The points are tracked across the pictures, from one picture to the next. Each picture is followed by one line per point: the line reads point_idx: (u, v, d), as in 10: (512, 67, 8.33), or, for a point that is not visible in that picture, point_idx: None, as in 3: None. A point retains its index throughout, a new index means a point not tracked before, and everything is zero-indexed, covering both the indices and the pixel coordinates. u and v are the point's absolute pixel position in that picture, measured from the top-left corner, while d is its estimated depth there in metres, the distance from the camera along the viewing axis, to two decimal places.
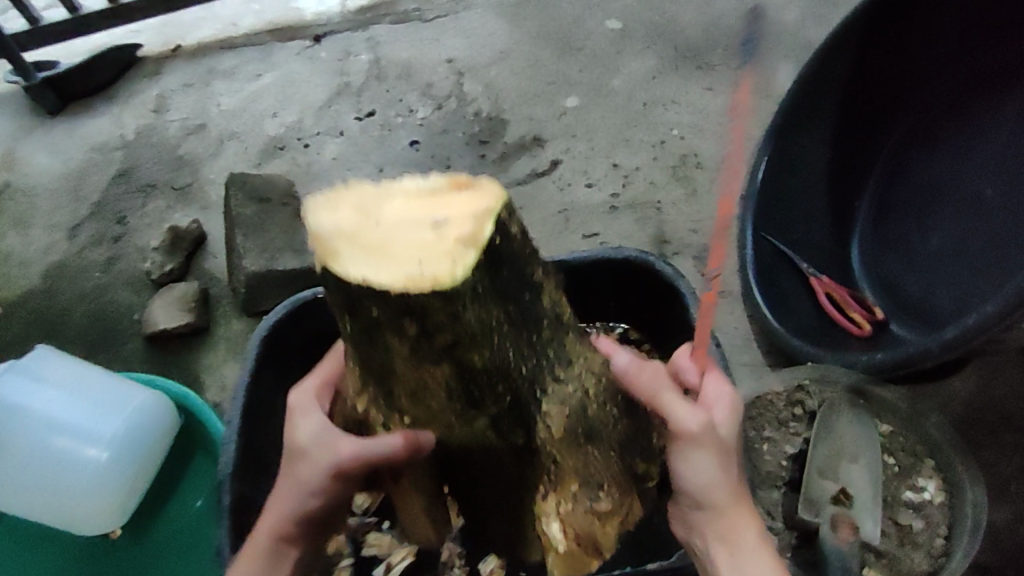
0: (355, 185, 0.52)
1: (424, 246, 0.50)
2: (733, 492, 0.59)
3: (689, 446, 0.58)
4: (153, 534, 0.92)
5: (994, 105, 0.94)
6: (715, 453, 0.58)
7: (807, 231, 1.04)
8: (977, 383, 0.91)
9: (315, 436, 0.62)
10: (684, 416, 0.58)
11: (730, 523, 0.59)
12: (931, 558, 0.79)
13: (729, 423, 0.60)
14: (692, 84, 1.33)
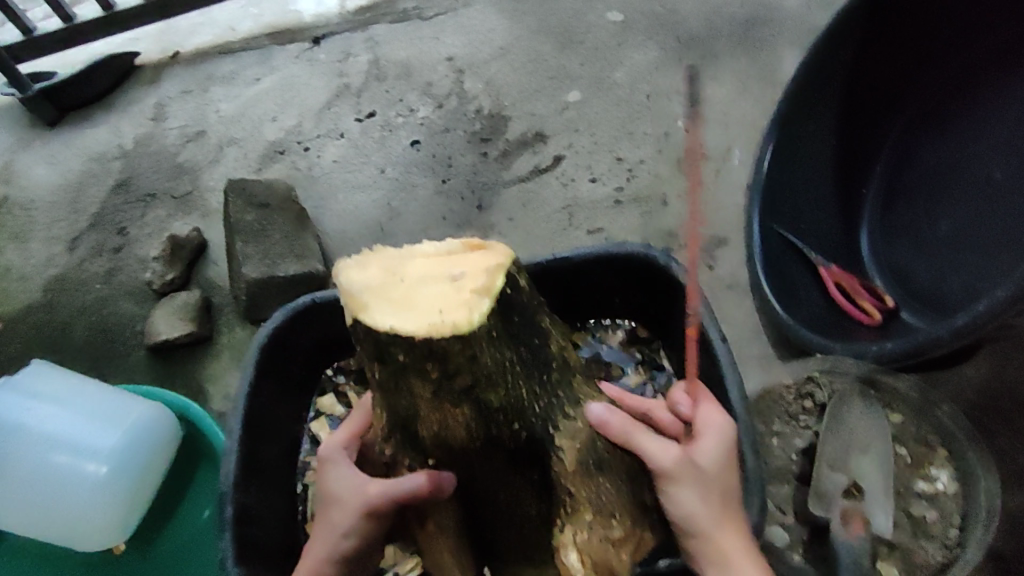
0: (382, 251, 0.58)
1: (443, 297, 0.53)
2: (722, 520, 0.60)
3: (666, 480, 0.61)
4: (162, 547, 0.93)
5: (1001, 87, 0.93)
6: (694, 484, 0.60)
7: (814, 220, 1.02)
8: (991, 368, 0.86)
9: (349, 483, 0.65)
10: (656, 452, 0.61)
11: (721, 550, 0.59)
12: (945, 550, 0.77)
13: (715, 450, 0.61)
14: (696, 74, 1.31)
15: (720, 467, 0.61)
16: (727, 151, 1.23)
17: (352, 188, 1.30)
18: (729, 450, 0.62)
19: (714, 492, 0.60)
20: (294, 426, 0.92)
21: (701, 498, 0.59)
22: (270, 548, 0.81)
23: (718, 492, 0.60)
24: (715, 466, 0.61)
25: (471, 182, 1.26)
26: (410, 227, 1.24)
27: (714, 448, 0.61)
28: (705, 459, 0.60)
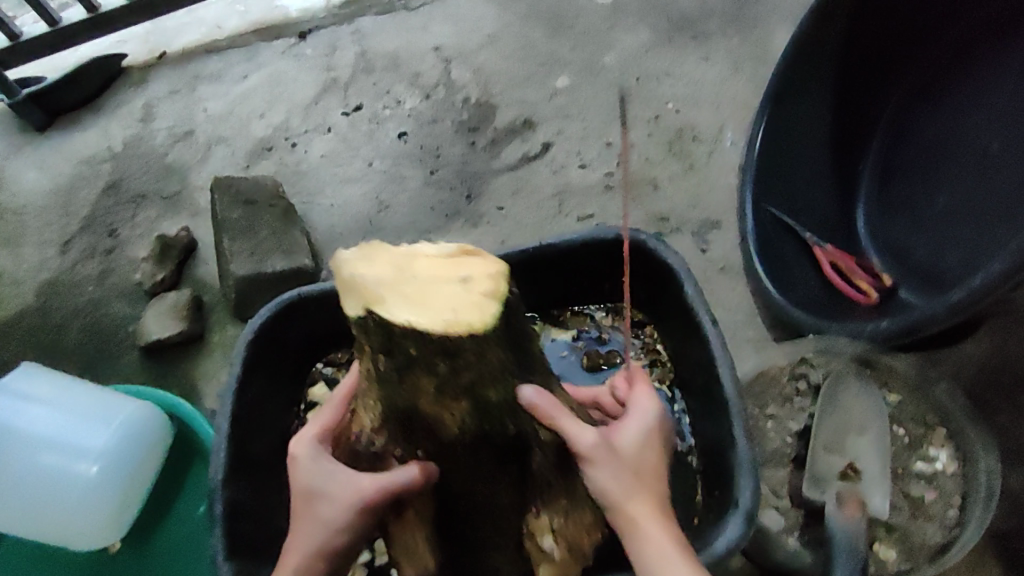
0: (386, 248, 0.57)
1: (453, 298, 0.54)
2: (639, 496, 0.58)
3: (588, 462, 0.58)
4: (161, 541, 0.93)
5: (998, 56, 0.89)
6: (610, 460, 0.58)
7: (809, 199, 1.00)
8: (991, 346, 0.88)
9: (333, 477, 0.62)
10: (578, 432, 0.58)
11: (636, 526, 0.57)
12: (945, 530, 0.75)
13: (637, 433, 0.60)
14: (687, 55, 1.29)
15: (639, 446, 0.60)
16: (719, 131, 1.21)
17: (341, 182, 1.28)
18: (652, 431, 0.61)
19: (630, 469, 0.58)
20: (281, 423, 0.92)
21: (615, 472, 0.58)
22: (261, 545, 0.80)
23: (636, 469, 0.59)
24: (634, 444, 0.60)
25: (460, 173, 1.25)
26: (399, 219, 1.23)
27: (635, 427, 0.61)
28: (624, 436, 0.60)
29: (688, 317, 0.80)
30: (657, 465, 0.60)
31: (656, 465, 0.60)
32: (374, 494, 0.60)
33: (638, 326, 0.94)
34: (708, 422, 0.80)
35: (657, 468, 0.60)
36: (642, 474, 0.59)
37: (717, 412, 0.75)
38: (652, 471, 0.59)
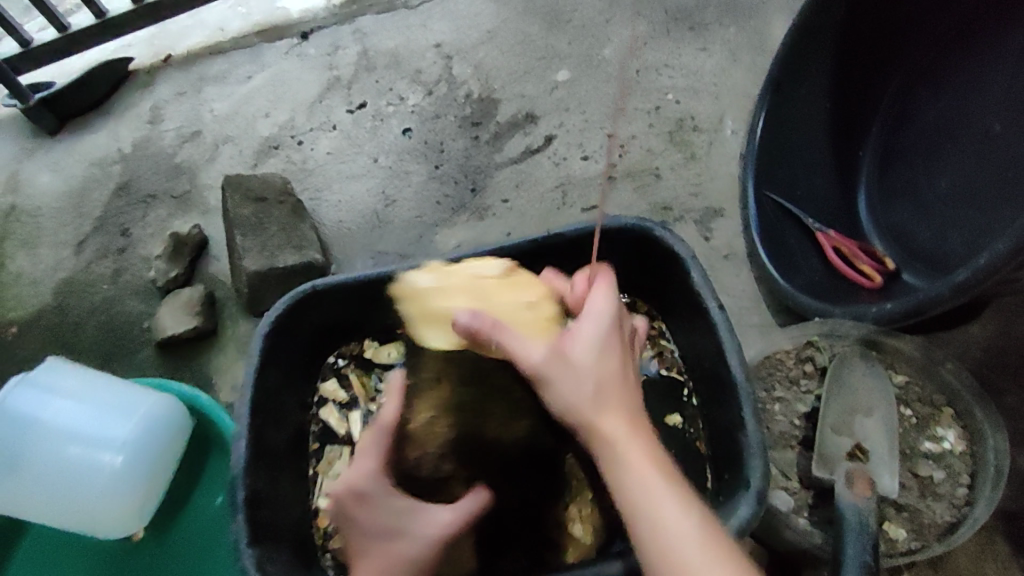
0: (455, 282, 0.70)
1: (523, 321, 0.67)
2: (603, 406, 0.59)
3: (541, 378, 0.60)
4: (186, 527, 0.97)
5: (1000, 37, 0.89)
6: (566, 374, 0.60)
7: (809, 185, 1.01)
8: (997, 327, 0.88)
9: (409, 515, 0.64)
10: (524, 352, 0.61)
11: (606, 439, 0.58)
12: (954, 509, 0.76)
13: (589, 343, 0.61)
14: (687, 46, 1.29)
15: (594, 355, 0.60)
16: (720, 121, 1.22)
17: (346, 178, 1.30)
18: (607, 337, 0.62)
19: (589, 380, 0.59)
20: (296, 413, 0.94)
21: (573, 385, 0.59)
22: (280, 531, 0.83)
23: (593, 379, 0.59)
24: (590, 354, 0.61)
25: (464, 167, 1.26)
26: (405, 214, 1.24)
27: (589, 334, 0.61)
28: (579, 346, 0.61)
29: (696, 302, 0.81)
30: (619, 372, 0.61)
31: (616, 372, 0.61)
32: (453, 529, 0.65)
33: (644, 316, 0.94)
34: (717, 406, 0.81)
35: (619, 377, 0.61)
36: (600, 382, 0.60)
37: (727, 396, 0.76)
38: (612, 379, 0.60)
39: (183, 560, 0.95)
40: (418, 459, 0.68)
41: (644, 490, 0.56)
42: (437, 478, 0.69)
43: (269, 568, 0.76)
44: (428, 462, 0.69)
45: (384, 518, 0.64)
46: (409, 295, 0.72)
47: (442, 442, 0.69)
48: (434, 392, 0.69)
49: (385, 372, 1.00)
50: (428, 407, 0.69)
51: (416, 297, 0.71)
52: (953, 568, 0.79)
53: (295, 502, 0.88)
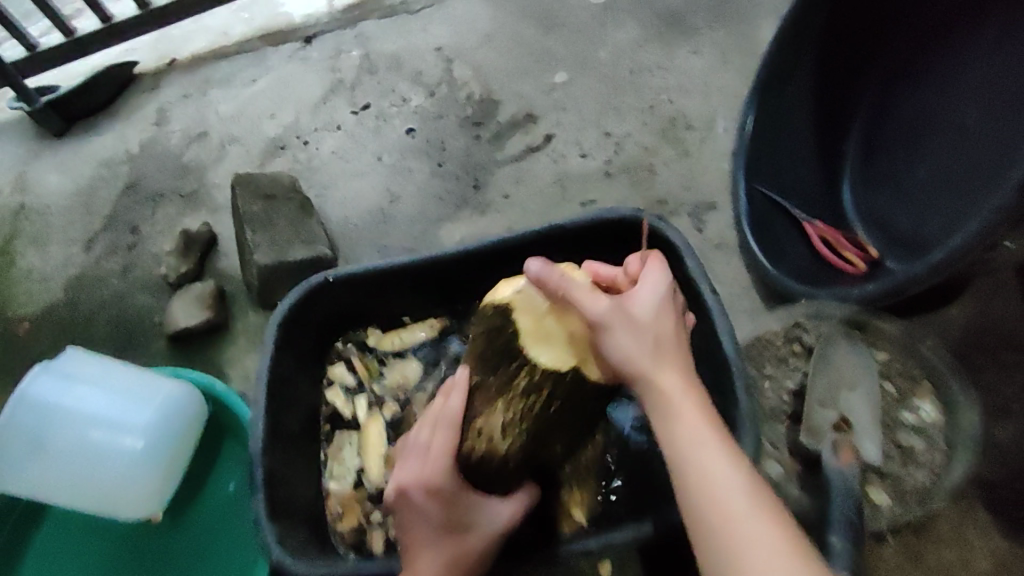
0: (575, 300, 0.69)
1: None
2: (660, 358, 0.63)
3: (601, 330, 0.64)
4: (203, 510, 1.00)
5: (975, 32, 0.93)
6: (629, 325, 0.64)
7: (795, 176, 1.06)
8: (975, 308, 0.94)
9: (473, 509, 0.75)
10: (589, 304, 0.64)
11: (662, 388, 0.63)
12: (932, 476, 0.81)
13: (650, 305, 0.65)
14: (678, 49, 1.35)
15: (657, 315, 0.65)
16: (711, 120, 1.27)
17: (352, 176, 1.34)
18: (667, 300, 0.66)
19: (649, 334, 0.64)
20: (309, 399, 0.97)
21: (634, 336, 0.63)
22: (296, 509, 0.86)
23: (654, 334, 0.64)
24: (651, 313, 0.65)
25: (466, 164, 1.31)
26: (409, 210, 1.29)
27: (651, 295, 0.66)
28: (642, 304, 0.65)
29: (688, 288, 0.86)
30: (675, 333, 0.65)
31: (673, 332, 0.65)
32: (508, 521, 0.77)
33: None
34: (712, 385, 0.85)
35: (676, 337, 0.65)
36: (660, 338, 0.64)
37: (721, 374, 0.81)
38: (670, 336, 0.65)
39: (198, 543, 0.98)
40: (483, 453, 0.74)
41: (695, 432, 0.60)
42: (495, 470, 0.76)
43: (288, 543, 0.80)
44: (492, 455, 0.74)
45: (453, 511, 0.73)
46: (518, 301, 0.70)
47: (512, 440, 0.74)
48: (504, 396, 0.72)
49: (389, 358, 1.04)
50: (499, 408, 0.73)
51: (527, 308, 0.70)
52: (936, 534, 0.83)
53: (309, 482, 0.92)
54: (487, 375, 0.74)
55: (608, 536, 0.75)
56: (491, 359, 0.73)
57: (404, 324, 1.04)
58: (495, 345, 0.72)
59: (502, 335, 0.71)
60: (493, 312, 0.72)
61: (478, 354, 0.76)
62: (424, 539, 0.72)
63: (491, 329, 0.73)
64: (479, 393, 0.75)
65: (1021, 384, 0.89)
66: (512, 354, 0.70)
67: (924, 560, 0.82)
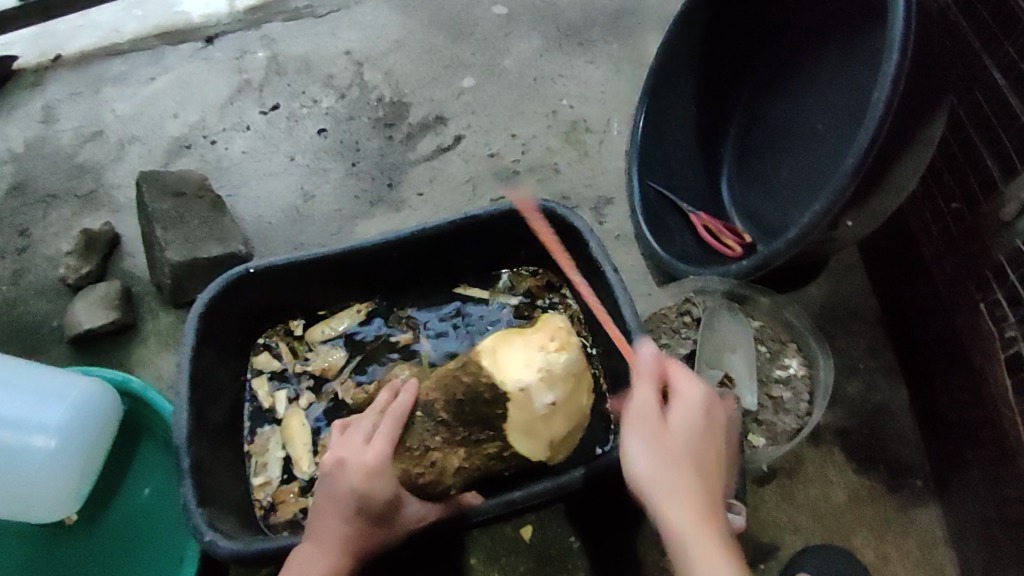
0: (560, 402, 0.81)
1: (572, 439, 0.86)
2: (683, 482, 0.68)
3: (630, 428, 0.72)
4: (128, 505, 0.98)
5: (817, 53, 1.09)
6: (653, 440, 0.70)
7: (684, 176, 1.19)
8: (830, 286, 1.12)
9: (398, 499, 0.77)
10: (636, 398, 0.73)
11: (668, 502, 0.67)
12: (798, 418, 0.96)
13: (681, 417, 0.72)
14: (576, 59, 1.44)
15: (685, 431, 0.71)
16: (608, 123, 1.38)
17: (265, 176, 1.34)
18: (700, 422, 0.72)
19: (671, 452, 0.69)
20: (231, 392, 0.98)
21: (654, 445, 0.70)
22: (224, 496, 0.87)
23: (677, 453, 0.70)
24: (681, 427, 0.71)
25: (380, 164, 1.35)
26: (325, 208, 1.31)
27: (684, 414, 0.72)
28: (672, 423, 0.72)
29: (594, 268, 0.95)
30: (700, 450, 0.71)
31: (698, 454, 0.70)
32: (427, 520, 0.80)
33: (552, 284, 1.07)
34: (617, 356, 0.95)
35: (701, 462, 0.70)
36: (683, 458, 0.69)
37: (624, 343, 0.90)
38: (694, 461, 0.70)
39: (125, 540, 0.96)
40: (432, 479, 0.79)
41: (701, 559, 0.64)
42: (435, 492, 0.80)
43: (220, 526, 0.81)
44: (436, 484, 0.80)
45: (385, 494, 0.75)
46: (518, 396, 0.78)
47: (454, 479, 0.81)
48: (467, 447, 0.81)
49: (317, 345, 1.05)
50: (459, 454, 0.81)
51: (522, 404, 0.79)
52: (803, 475, 1.01)
53: (235, 472, 0.93)
54: (456, 421, 0.80)
55: (529, 486, 0.82)
56: (466, 419, 0.80)
57: (324, 317, 1.06)
58: (475, 410, 0.80)
59: (488, 407, 0.79)
60: (486, 385, 0.78)
61: (453, 396, 0.80)
62: (343, 517, 0.75)
63: (472, 394, 0.79)
64: (443, 429, 0.80)
65: (865, 345, 1.09)
66: (490, 424, 0.80)
67: (795, 496, 1.00)
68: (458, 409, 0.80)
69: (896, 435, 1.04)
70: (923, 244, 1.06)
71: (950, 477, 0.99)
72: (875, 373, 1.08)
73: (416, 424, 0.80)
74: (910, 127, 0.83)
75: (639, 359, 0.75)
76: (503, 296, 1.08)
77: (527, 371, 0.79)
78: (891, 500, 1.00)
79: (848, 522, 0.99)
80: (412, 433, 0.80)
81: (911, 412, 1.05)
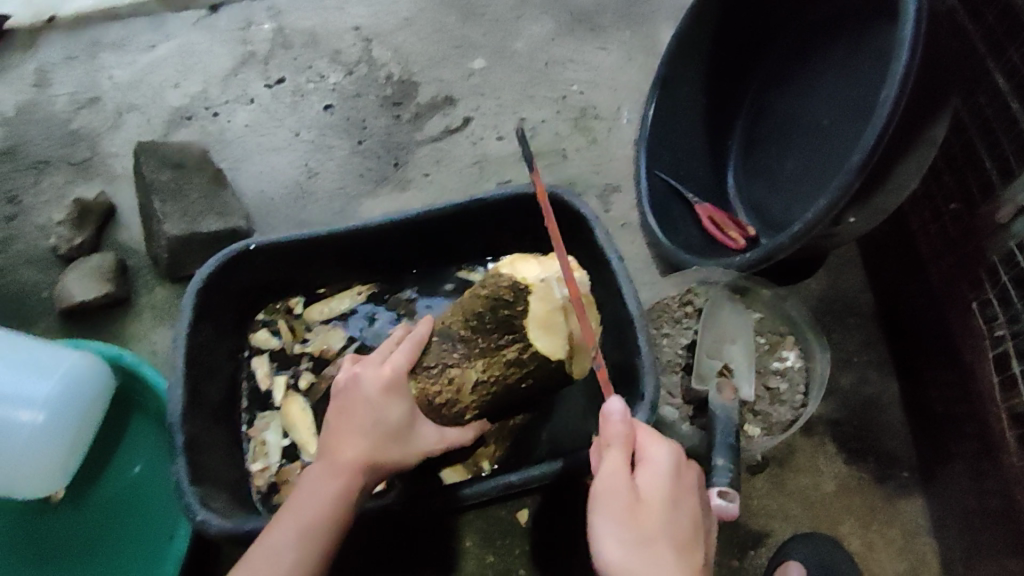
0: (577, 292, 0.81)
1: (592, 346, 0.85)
2: (657, 565, 0.62)
3: (598, 504, 0.66)
4: (120, 478, 0.98)
5: (827, 48, 1.09)
6: (621, 520, 0.64)
7: (690, 167, 1.20)
8: (828, 281, 1.14)
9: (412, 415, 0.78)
10: (603, 470, 0.67)
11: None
12: (794, 410, 0.98)
13: (653, 486, 0.67)
14: (587, 45, 1.43)
15: (658, 502, 0.66)
16: (617, 111, 1.37)
17: (268, 151, 1.33)
18: (671, 489, 0.67)
19: (644, 528, 0.64)
20: (228, 369, 0.98)
21: (626, 522, 0.64)
22: (217, 472, 0.87)
23: (648, 532, 0.64)
24: (653, 497, 0.66)
25: (386, 143, 1.34)
26: (328, 186, 1.30)
27: (652, 483, 0.67)
28: (641, 496, 0.66)
29: (598, 256, 0.95)
30: (674, 523, 0.66)
31: (673, 527, 0.65)
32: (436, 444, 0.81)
33: None
34: (615, 344, 0.96)
35: (676, 538, 0.65)
36: (654, 535, 0.64)
37: (625, 331, 0.91)
38: (668, 534, 0.64)
39: (117, 512, 0.97)
40: (449, 399, 0.81)
41: None
42: (452, 415, 0.83)
43: (213, 503, 0.81)
44: (454, 403, 0.82)
45: (399, 408, 0.77)
46: (538, 287, 0.79)
47: (473, 401, 0.83)
48: (486, 359, 0.82)
49: (315, 325, 1.05)
50: (478, 366, 0.82)
51: (541, 297, 0.80)
52: (795, 465, 1.04)
53: (228, 450, 0.93)
54: (475, 335, 0.82)
55: (529, 472, 0.82)
56: (486, 328, 0.81)
57: (324, 296, 1.06)
58: (496, 316, 0.80)
59: (507, 307, 0.80)
60: (506, 284, 0.80)
61: (471, 309, 0.82)
62: (359, 433, 0.74)
63: (492, 301, 0.80)
64: (461, 345, 0.82)
65: (860, 340, 1.11)
66: (509, 328, 0.81)
67: (785, 485, 1.02)
68: (477, 319, 0.82)
69: (886, 427, 1.06)
70: (921, 242, 1.08)
71: (936, 470, 1.02)
72: (870, 367, 1.10)
73: (434, 346, 0.83)
74: (914, 127, 0.84)
75: (609, 421, 0.69)
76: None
77: (547, 268, 0.81)
78: (879, 491, 1.03)
79: (834, 512, 1.02)
80: (430, 354, 0.83)
81: (901, 405, 1.07)
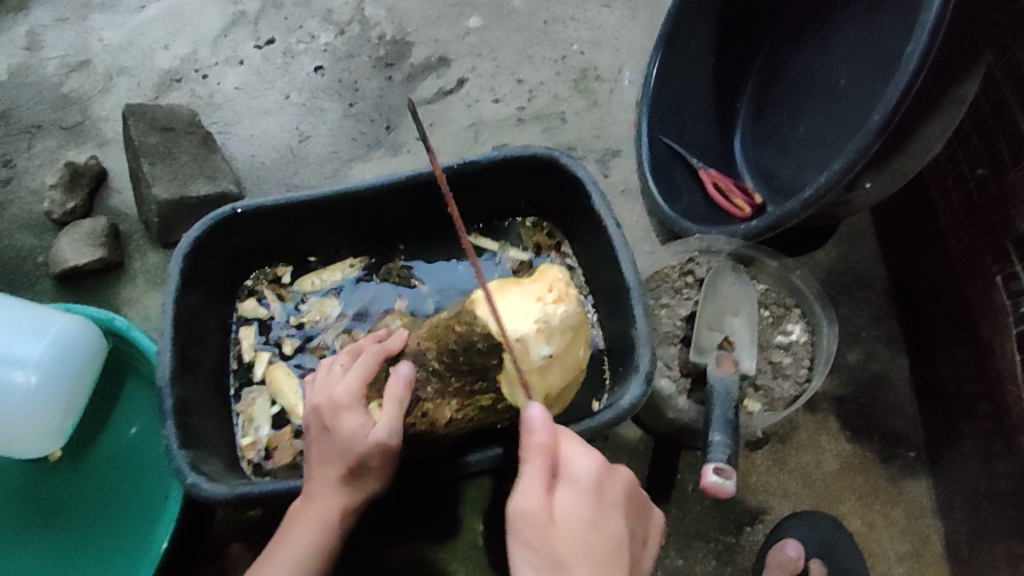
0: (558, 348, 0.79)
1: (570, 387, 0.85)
2: None
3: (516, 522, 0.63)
4: (115, 442, 0.97)
5: (848, 3, 1.02)
6: (538, 540, 0.62)
7: (696, 131, 1.14)
8: (838, 253, 1.09)
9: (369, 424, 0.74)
10: (524, 491, 0.64)
11: None
12: (797, 384, 0.95)
13: (570, 502, 0.65)
14: (590, 1, 1.36)
15: (577, 520, 0.64)
16: (619, 72, 1.31)
17: (259, 114, 1.29)
18: (590, 506, 0.65)
19: (560, 550, 0.62)
20: (219, 336, 0.96)
21: (541, 545, 0.62)
22: (208, 439, 0.86)
23: (563, 553, 0.61)
24: (571, 514, 0.64)
25: (379, 106, 1.29)
26: (321, 149, 1.26)
27: (571, 500, 0.65)
28: (560, 515, 0.64)
29: (596, 222, 0.91)
30: (595, 540, 0.63)
31: (593, 544, 0.63)
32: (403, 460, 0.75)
33: (546, 232, 1.03)
34: (613, 315, 0.92)
35: (594, 558, 0.62)
36: (570, 556, 0.61)
37: (622, 302, 0.87)
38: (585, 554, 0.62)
39: (112, 477, 0.96)
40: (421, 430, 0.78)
41: None
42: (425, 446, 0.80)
43: (204, 468, 0.80)
44: (427, 435, 0.79)
45: (349, 425, 0.73)
46: (516, 347, 0.76)
47: (449, 430, 0.79)
48: (461, 397, 0.79)
49: (308, 295, 1.03)
50: (451, 404, 0.78)
51: (519, 356, 0.76)
52: (797, 440, 1.00)
53: (220, 418, 0.92)
54: (449, 372, 0.78)
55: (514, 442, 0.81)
56: (459, 369, 0.77)
57: (315, 267, 1.03)
58: (468, 361, 0.76)
59: (482, 358, 0.76)
60: (481, 337, 0.74)
61: (445, 345, 0.77)
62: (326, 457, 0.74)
63: (465, 344, 0.75)
64: (435, 379, 0.78)
65: (869, 314, 1.07)
66: (485, 374, 0.77)
67: (786, 461, 0.99)
68: (450, 358, 0.77)
69: (894, 404, 1.02)
70: (940, 210, 1.03)
71: (945, 450, 0.99)
72: (877, 342, 1.05)
73: None
74: (942, 85, 0.78)
75: (531, 431, 0.67)
76: (512, 250, 1.03)
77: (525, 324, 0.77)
78: (881, 470, 1.00)
79: (838, 489, 0.99)
80: None
81: (909, 381, 1.03)
